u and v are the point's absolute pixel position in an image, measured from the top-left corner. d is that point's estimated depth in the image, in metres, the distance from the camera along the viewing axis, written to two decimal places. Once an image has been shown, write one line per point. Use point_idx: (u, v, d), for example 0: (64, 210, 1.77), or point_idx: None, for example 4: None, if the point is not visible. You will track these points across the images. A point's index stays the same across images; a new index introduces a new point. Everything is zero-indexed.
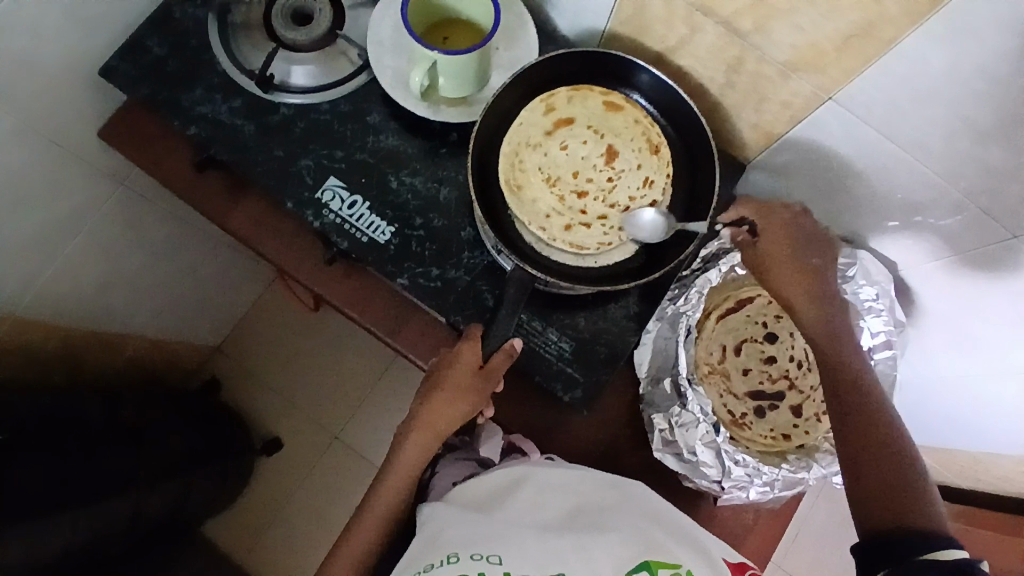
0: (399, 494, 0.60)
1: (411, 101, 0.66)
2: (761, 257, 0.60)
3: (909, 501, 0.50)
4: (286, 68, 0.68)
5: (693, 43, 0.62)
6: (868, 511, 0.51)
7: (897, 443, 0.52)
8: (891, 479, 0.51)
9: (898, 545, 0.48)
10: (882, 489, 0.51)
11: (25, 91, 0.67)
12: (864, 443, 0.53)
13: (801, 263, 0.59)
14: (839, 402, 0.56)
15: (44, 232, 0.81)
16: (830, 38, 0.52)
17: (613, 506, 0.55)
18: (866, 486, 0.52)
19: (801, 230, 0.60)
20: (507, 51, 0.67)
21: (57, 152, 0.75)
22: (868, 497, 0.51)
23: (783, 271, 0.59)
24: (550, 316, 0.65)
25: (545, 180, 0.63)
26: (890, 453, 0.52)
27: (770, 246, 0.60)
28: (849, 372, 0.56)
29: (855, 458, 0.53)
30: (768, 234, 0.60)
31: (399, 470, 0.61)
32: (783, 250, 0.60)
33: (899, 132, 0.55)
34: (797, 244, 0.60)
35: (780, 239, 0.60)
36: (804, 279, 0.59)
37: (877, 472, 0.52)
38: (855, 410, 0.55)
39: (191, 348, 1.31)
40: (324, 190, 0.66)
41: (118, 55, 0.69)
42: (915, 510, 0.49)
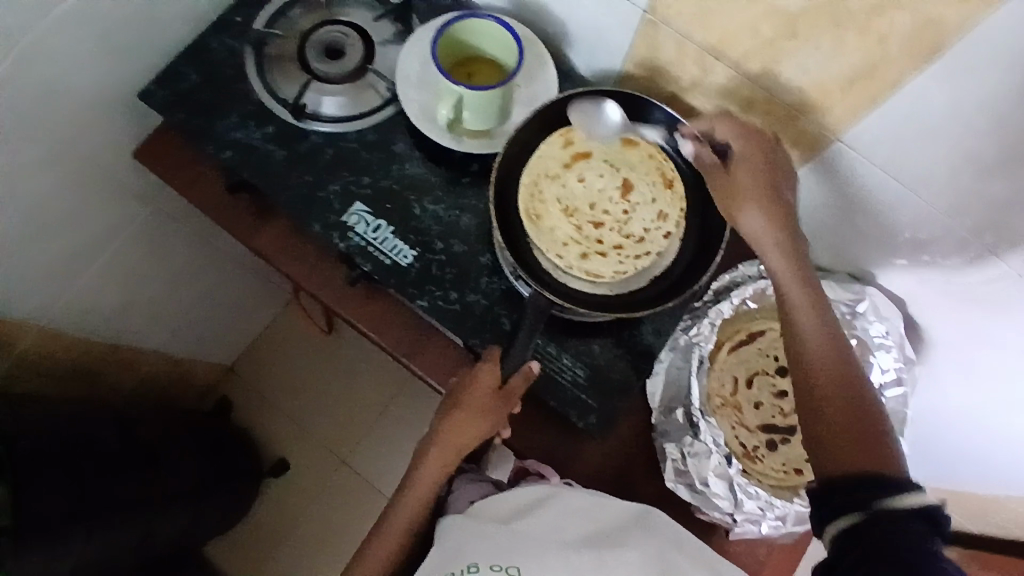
0: (416, 513, 0.62)
1: (435, 132, 0.68)
2: (730, 183, 0.59)
3: (871, 442, 0.48)
4: (317, 98, 0.71)
5: (705, 84, 0.65)
6: (828, 451, 0.49)
7: (860, 383, 0.51)
8: (853, 420, 0.49)
9: (858, 487, 0.45)
10: (846, 430, 0.49)
11: (70, 114, 0.71)
12: (828, 382, 0.51)
13: (772, 193, 0.58)
14: (804, 337, 0.53)
15: (75, 249, 0.83)
16: (837, 79, 0.55)
17: (634, 527, 0.56)
18: (826, 426, 0.50)
19: (775, 160, 0.59)
20: (527, 87, 0.70)
21: (94, 173, 0.79)
22: (828, 437, 0.49)
23: (753, 197, 0.57)
24: (566, 342, 0.67)
25: (563, 211, 0.65)
26: (852, 393, 0.50)
27: (740, 174, 0.58)
28: (814, 308, 0.54)
29: (818, 396, 0.51)
30: (743, 161, 0.58)
31: (417, 489, 0.62)
32: (755, 180, 0.58)
33: (905, 171, 0.57)
34: (769, 173, 0.58)
35: (754, 167, 0.58)
36: (771, 208, 0.57)
37: (840, 413, 0.50)
38: (820, 347, 0.52)
39: (204, 369, 1.32)
40: (350, 214, 0.69)
41: (157, 83, 0.72)
42: (876, 453, 0.47)
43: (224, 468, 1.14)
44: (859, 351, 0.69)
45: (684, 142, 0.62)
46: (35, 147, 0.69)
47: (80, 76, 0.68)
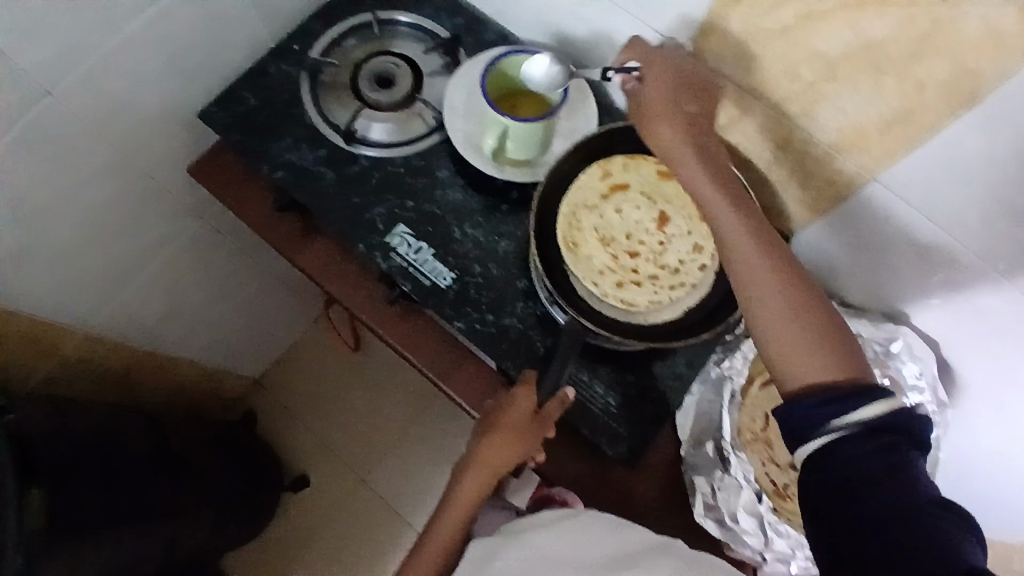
0: (453, 532, 0.63)
1: (479, 159, 0.71)
2: (647, 115, 0.59)
3: (823, 350, 0.48)
4: (367, 124, 0.74)
5: (743, 123, 0.67)
6: (786, 370, 0.48)
7: (800, 288, 0.50)
8: (801, 329, 0.49)
9: (818, 403, 0.45)
10: (795, 342, 0.48)
11: (135, 131, 0.75)
12: (769, 294, 0.50)
13: (688, 121, 0.59)
14: (736, 254, 0.53)
15: (126, 258, 0.87)
16: (875, 122, 0.56)
17: (652, 549, 0.53)
18: (778, 346, 0.49)
19: (681, 84, 0.60)
20: (568, 120, 0.72)
21: (151, 187, 0.83)
22: (781, 353, 0.49)
23: (668, 125, 0.58)
24: (599, 370, 0.68)
25: (600, 240, 0.66)
26: (798, 299, 0.50)
27: (654, 104, 0.59)
28: (741, 224, 0.54)
29: (761, 312, 0.50)
30: (650, 93, 0.60)
31: (455, 508, 0.63)
32: (665, 109, 0.59)
33: (940, 214, 0.58)
34: (677, 98, 0.59)
35: (665, 93, 0.59)
36: (687, 134, 0.58)
37: (785, 324, 0.49)
38: (751, 260, 0.52)
39: (233, 380, 1.35)
40: (393, 235, 0.71)
41: (218, 105, 0.77)
42: (829, 359, 0.48)
43: (246, 480, 1.16)
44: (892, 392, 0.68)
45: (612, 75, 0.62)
46: (99, 161, 0.74)
47: (148, 96, 0.73)
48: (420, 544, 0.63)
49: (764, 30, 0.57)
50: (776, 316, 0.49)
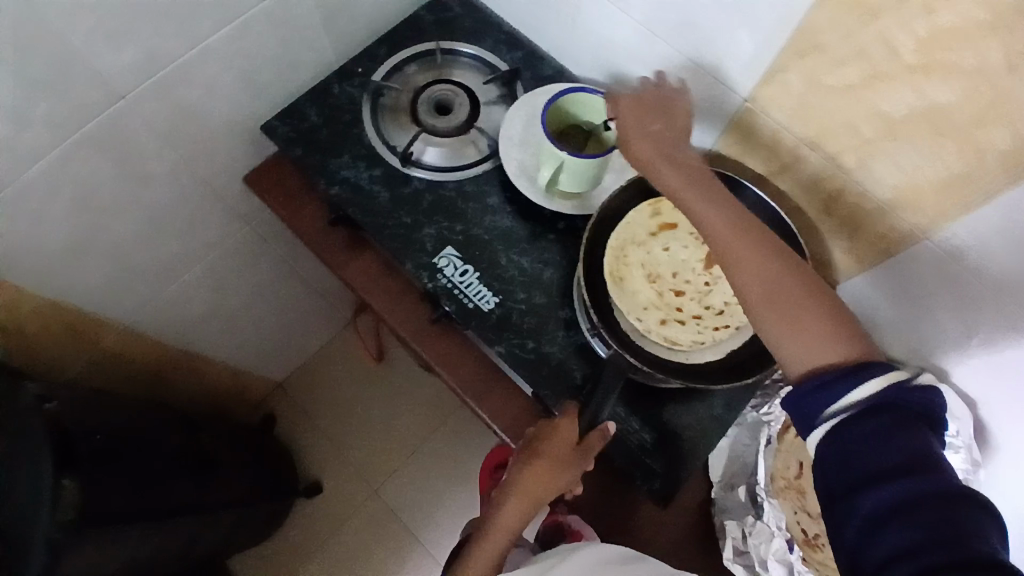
0: (488, 563, 0.62)
1: (532, 190, 0.73)
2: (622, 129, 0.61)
3: (819, 327, 0.51)
4: (422, 147, 0.77)
5: (795, 170, 0.68)
6: (786, 356, 0.52)
7: (783, 269, 0.53)
8: (793, 311, 0.52)
9: (819, 389, 0.48)
10: (789, 326, 0.51)
11: (201, 139, 0.78)
12: (759, 283, 0.53)
13: (659, 131, 0.61)
14: (720, 249, 0.55)
15: (174, 259, 0.89)
16: (932, 183, 0.57)
17: None
18: (783, 332, 0.52)
19: (648, 100, 0.63)
20: (623, 156, 0.74)
21: (206, 192, 0.85)
22: (779, 339, 0.52)
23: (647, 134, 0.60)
24: (637, 405, 0.68)
25: (646, 276, 0.68)
26: (785, 280, 0.53)
27: (626, 116, 0.62)
28: (719, 220, 0.55)
29: (755, 304, 0.53)
30: (620, 108, 0.62)
31: (492, 538, 0.62)
32: (637, 121, 0.61)
33: (988, 277, 0.58)
34: (646, 111, 0.62)
35: (635, 109, 0.62)
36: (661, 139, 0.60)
37: (778, 311, 0.52)
38: (736, 252, 0.54)
39: (258, 383, 1.36)
40: (441, 257, 0.73)
41: (281, 119, 0.80)
42: (823, 333, 0.51)
43: (265, 483, 1.16)
44: None
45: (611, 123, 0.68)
46: (162, 164, 0.76)
47: (217, 106, 0.76)
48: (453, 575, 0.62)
49: (828, 84, 0.58)
50: (768, 304, 0.52)
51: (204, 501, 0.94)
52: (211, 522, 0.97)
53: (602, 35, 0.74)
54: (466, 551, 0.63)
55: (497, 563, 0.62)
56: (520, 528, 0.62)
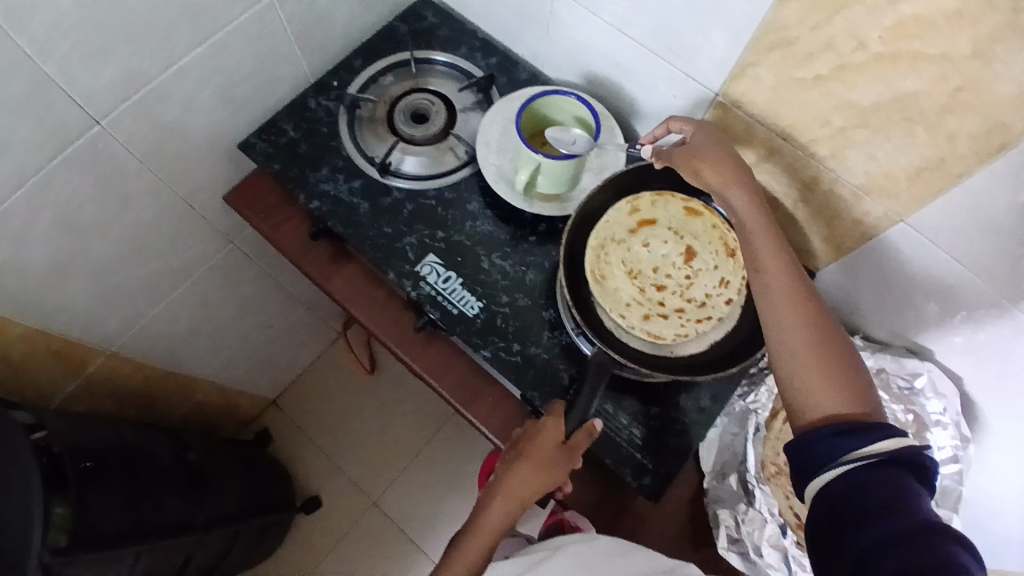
0: (474, 564, 0.61)
1: (510, 194, 0.73)
2: (694, 163, 0.63)
3: (841, 386, 0.52)
4: (401, 157, 0.77)
5: (770, 162, 0.69)
6: (802, 401, 0.52)
7: (826, 332, 0.55)
8: (821, 366, 0.53)
9: (831, 435, 0.49)
10: (812, 376, 0.53)
11: (179, 159, 0.78)
12: (798, 336, 0.54)
13: (732, 167, 0.62)
14: (773, 297, 0.57)
15: (157, 279, 0.89)
16: (903, 169, 0.58)
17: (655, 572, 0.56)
18: (808, 375, 0.53)
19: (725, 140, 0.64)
20: (598, 157, 0.76)
21: (187, 212, 0.85)
22: (797, 386, 0.53)
23: (712, 164, 0.62)
24: (623, 400, 0.69)
25: (627, 273, 0.68)
26: (822, 340, 0.54)
27: (703, 150, 0.63)
28: (779, 272, 0.57)
29: (788, 351, 0.54)
30: (700, 141, 0.64)
31: (476, 539, 0.62)
32: (716, 157, 0.62)
33: (965, 255, 0.59)
34: (725, 150, 0.63)
35: (712, 145, 0.63)
36: (735, 180, 0.61)
37: (809, 362, 0.53)
38: (785, 304, 0.56)
39: (251, 399, 1.36)
40: (423, 265, 0.73)
41: (259, 137, 0.81)
42: (843, 394, 0.51)
43: (259, 498, 1.15)
44: (915, 427, 0.68)
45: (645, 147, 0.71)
46: (142, 186, 0.76)
47: (195, 126, 0.76)
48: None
49: (794, 77, 0.60)
50: (800, 354, 0.54)
51: (197, 521, 0.93)
52: (205, 542, 0.96)
53: (576, 38, 0.75)
54: (450, 554, 0.63)
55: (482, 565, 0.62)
56: (506, 531, 0.63)
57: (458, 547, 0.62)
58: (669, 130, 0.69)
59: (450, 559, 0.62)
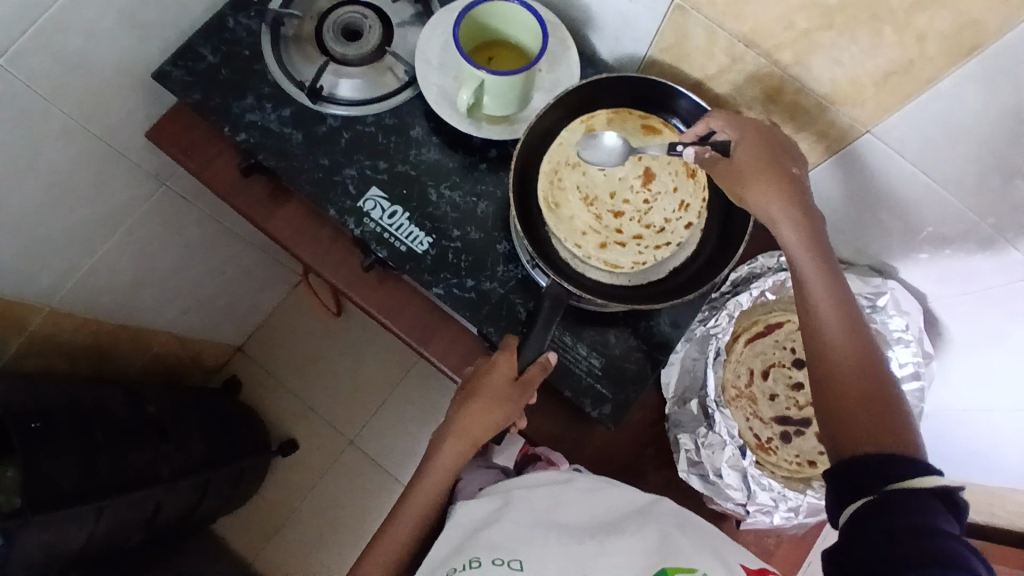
0: (429, 502, 0.61)
1: (454, 118, 0.68)
2: (740, 174, 0.58)
3: (887, 417, 0.48)
4: (334, 81, 0.70)
5: (732, 73, 0.63)
6: (837, 431, 0.50)
7: (875, 360, 0.51)
8: (867, 397, 0.49)
9: (872, 467, 0.46)
10: (857, 406, 0.49)
11: (86, 94, 0.70)
12: (845, 364, 0.51)
13: (783, 178, 0.57)
14: (822, 324, 0.53)
15: (85, 229, 0.82)
16: (870, 74, 0.54)
17: (634, 515, 0.55)
18: (845, 405, 0.50)
19: (780, 142, 0.58)
20: (550, 73, 0.70)
21: (108, 153, 0.77)
22: (840, 415, 0.50)
23: (761, 175, 0.57)
24: (582, 332, 0.67)
25: (583, 199, 0.66)
26: (865, 375, 0.50)
27: (748, 159, 0.58)
28: (831, 296, 0.53)
29: (832, 379, 0.51)
30: (744, 145, 0.58)
31: (430, 478, 0.61)
32: (765, 166, 0.57)
33: (931, 166, 0.56)
34: (776, 156, 0.57)
35: (758, 151, 0.58)
36: (787, 193, 0.56)
37: (853, 391, 0.50)
38: (835, 332, 0.52)
39: (215, 348, 1.33)
40: (366, 200, 0.68)
41: (173, 62, 0.71)
42: (888, 431, 0.48)
43: (231, 446, 1.13)
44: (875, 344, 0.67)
45: (686, 150, 0.61)
46: (46, 127, 0.68)
47: (98, 54, 0.67)
48: (391, 518, 0.62)
49: None
50: (845, 382, 0.51)
51: (164, 474, 0.92)
52: (175, 493, 0.95)
53: None
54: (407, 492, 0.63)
55: (437, 504, 0.62)
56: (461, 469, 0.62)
57: (412, 487, 0.62)
58: (710, 129, 0.61)
59: (405, 499, 0.62)
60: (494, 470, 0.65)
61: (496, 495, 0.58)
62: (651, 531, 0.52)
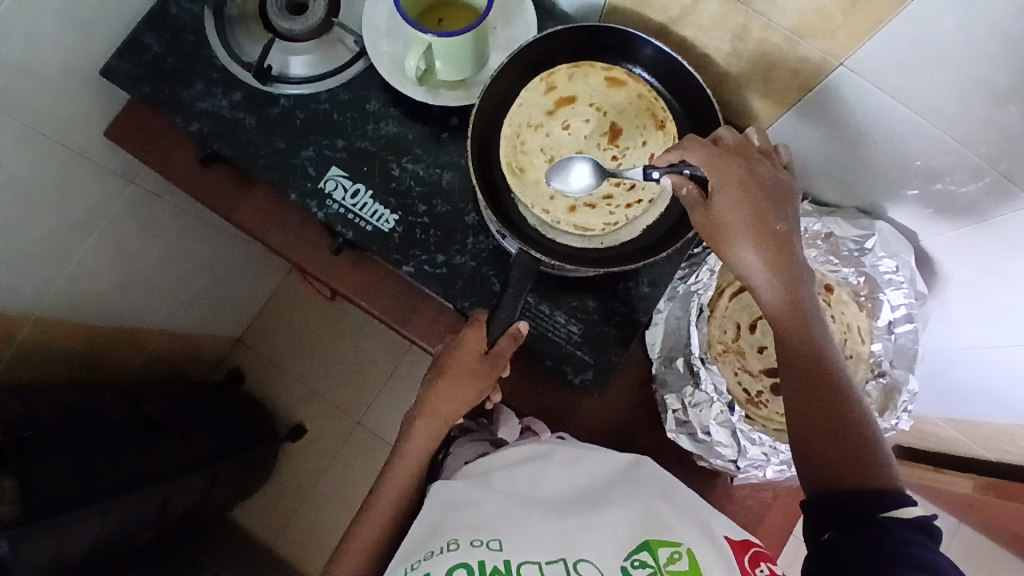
0: (407, 484, 0.61)
1: (408, 87, 0.66)
2: (718, 224, 0.51)
3: (867, 465, 0.45)
4: (283, 59, 0.68)
5: (696, 13, 0.60)
6: (813, 466, 0.46)
7: (856, 410, 0.47)
8: (847, 450, 0.45)
9: (854, 506, 0.44)
10: (837, 461, 0.45)
11: (34, 98, 0.68)
12: (821, 419, 0.47)
13: (766, 229, 0.50)
14: (801, 378, 0.48)
15: (58, 235, 0.81)
16: (837, 2, 0.49)
17: (619, 485, 0.54)
18: (822, 441, 0.46)
19: (763, 185, 0.51)
20: (505, 30, 0.67)
21: (68, 155, 0.75)
22: (816, 467, 0.46)
23: (730, 200, 0.50)
24: (559, 299, 0.66)
25: (548, 161, 0.64)
26: (838, 407, 0.47)
27: (727, 210, 0.50)
28: (811, 348, 0.48)
29: (811, 436, 0.47)
30: (724, 191, 0.50)
31: (407, 460, 0.61)
32: (743, 215, 0.50)
33: (913, 97, 0.53)
34: (759, 205, 0.50)
35: (735, 177, 0.50)
36: (767, 245, 0.49)
37: (830, 444, 0.46)
38: (811, 385, 0.47)
39: (213, 342, 1.33)
40: (327, 180, 0.66)
41: (118, 56, 0.69)
42: (866, 466, 0.45)
43: (236, 438, 1.13)
44: (866, 289, 0.66)
45: (662, 176, 0.54)
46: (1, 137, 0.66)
47: (37, 54, 0.65)
48: (370, 502, 0.62)
49: None
50: (823, 437, 0.46)
51: (166, 469, 0.92)
52: (181, 488, 0.95)
53: None
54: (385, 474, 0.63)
55: (416, 484, 0.61)
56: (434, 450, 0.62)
57: (388, 470, 0.62)
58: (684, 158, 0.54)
59: (383, 482, 0.62)
60: (484, 443, 0.63)
61: (471, 477, 0.56)
62: (634, 503, 0.52)
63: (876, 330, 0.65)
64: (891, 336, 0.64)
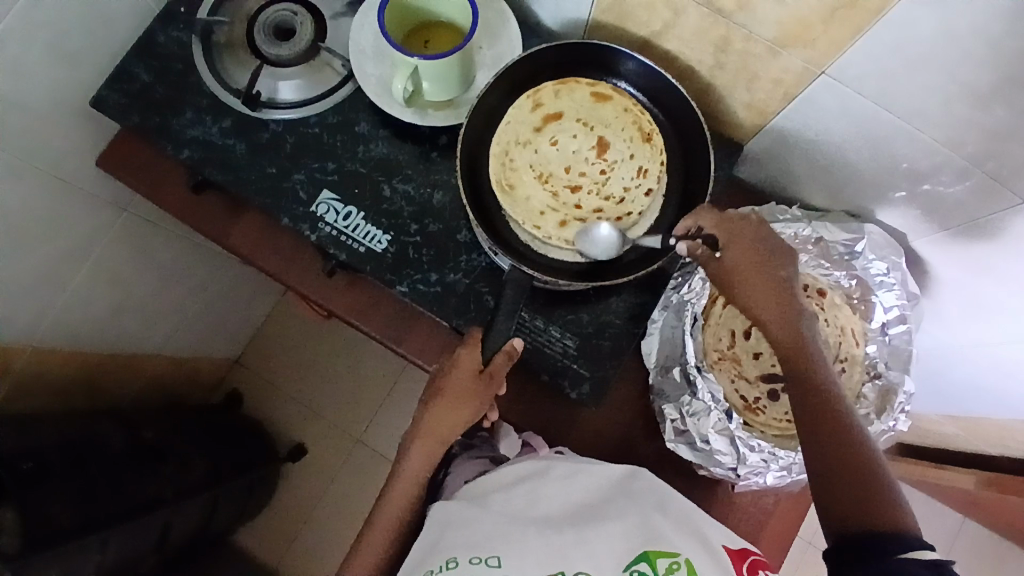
0: (406, 504, 0.61)
1: (396, 108, 0.66)
2: (730, 273, 0.55)
3: (880, 503, 0.45)
4: (272, 84, 0.69)
5: (678, 26, 0.60)
6: (830, 503, 0.47)
7: (866, 444, 0.48)
8: (862, 487, 0.46)
9: (874, 544, 0.44)
10: (853, 498, 0.46)
11: (23, 131, 0.68)
12: (834, 455, 0.48)
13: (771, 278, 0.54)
14: (812, 414, 0.50)
15: (53, 265, 0.81)
16: (815, 10, 0.49)
17: (618, 498, 0.54)
18: (835, 478, 0.47)
19: (767, 242, 0.55)
20: (490, 49, 0.68)
21: (59, 186, 0.76)
22: (832, 504, 0.47)
23: (739, 254, 0.55)
24: (553, 313, 0.66)
25: (537, 177, 0.64)
26: (848, 446, 0.48)
27: (737, 259, 0.55)
28: (820, 388, 0.50)
29: (826, 472, 0.48)
30: (732, 246, 0.55)
31: (405, 481, 0.61)
32: (751, 267, 0.54)
33: (894, 102, 0.53)
34: (764, 256, 0.54)
35: (739, 237, 0.55)
36: (771, 291, 0.53)
37: (844, 482, 0.47)
38: (821, 421, 0.49)
39: (210, 364, 1.33)
40: (318, 204, 0.67)
41: (107, 86, 0.69)
42: (881, 506, 0.45)
43: (237, 460, 1.13)
44: (859, 291, 0.65)
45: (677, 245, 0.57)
46: None
47: (25, 88, 0.65)
48: (370, 523, 0.62)
49: None
50: (839, 473, 0.47)
51: (166, 495, 0.92)
52: (182, 514, 0.95)
53: None
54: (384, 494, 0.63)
55: (416, 504, 0.61)
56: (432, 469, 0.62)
57: (386, 491, 0.62)
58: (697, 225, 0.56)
59: (382, 501, 0.62)
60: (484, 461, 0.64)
61: (469, 497, 0.57)
62: (633, 514, 0.52)
63: (870, 332, 0.65)
64: (884, 339, 0.64)
